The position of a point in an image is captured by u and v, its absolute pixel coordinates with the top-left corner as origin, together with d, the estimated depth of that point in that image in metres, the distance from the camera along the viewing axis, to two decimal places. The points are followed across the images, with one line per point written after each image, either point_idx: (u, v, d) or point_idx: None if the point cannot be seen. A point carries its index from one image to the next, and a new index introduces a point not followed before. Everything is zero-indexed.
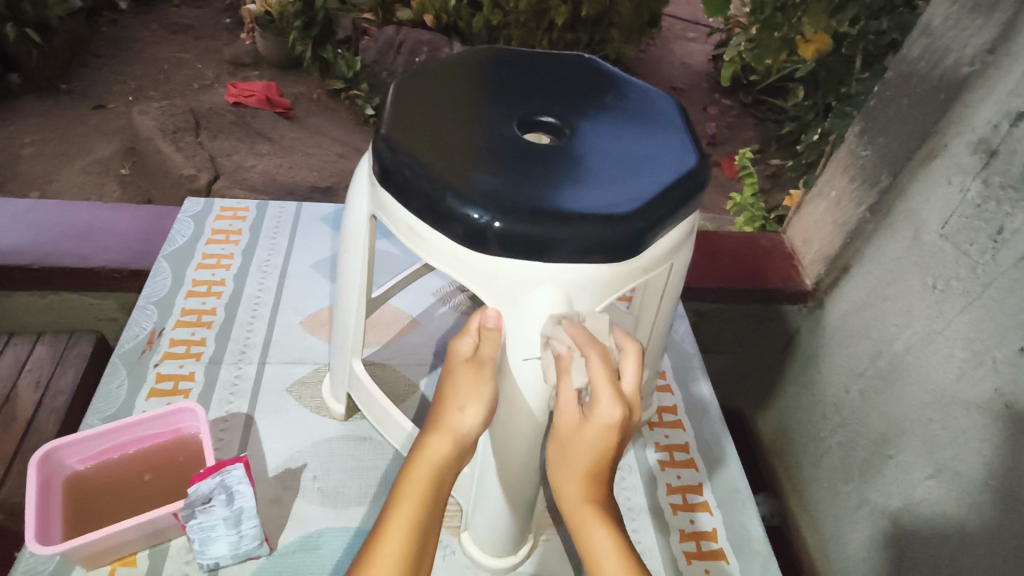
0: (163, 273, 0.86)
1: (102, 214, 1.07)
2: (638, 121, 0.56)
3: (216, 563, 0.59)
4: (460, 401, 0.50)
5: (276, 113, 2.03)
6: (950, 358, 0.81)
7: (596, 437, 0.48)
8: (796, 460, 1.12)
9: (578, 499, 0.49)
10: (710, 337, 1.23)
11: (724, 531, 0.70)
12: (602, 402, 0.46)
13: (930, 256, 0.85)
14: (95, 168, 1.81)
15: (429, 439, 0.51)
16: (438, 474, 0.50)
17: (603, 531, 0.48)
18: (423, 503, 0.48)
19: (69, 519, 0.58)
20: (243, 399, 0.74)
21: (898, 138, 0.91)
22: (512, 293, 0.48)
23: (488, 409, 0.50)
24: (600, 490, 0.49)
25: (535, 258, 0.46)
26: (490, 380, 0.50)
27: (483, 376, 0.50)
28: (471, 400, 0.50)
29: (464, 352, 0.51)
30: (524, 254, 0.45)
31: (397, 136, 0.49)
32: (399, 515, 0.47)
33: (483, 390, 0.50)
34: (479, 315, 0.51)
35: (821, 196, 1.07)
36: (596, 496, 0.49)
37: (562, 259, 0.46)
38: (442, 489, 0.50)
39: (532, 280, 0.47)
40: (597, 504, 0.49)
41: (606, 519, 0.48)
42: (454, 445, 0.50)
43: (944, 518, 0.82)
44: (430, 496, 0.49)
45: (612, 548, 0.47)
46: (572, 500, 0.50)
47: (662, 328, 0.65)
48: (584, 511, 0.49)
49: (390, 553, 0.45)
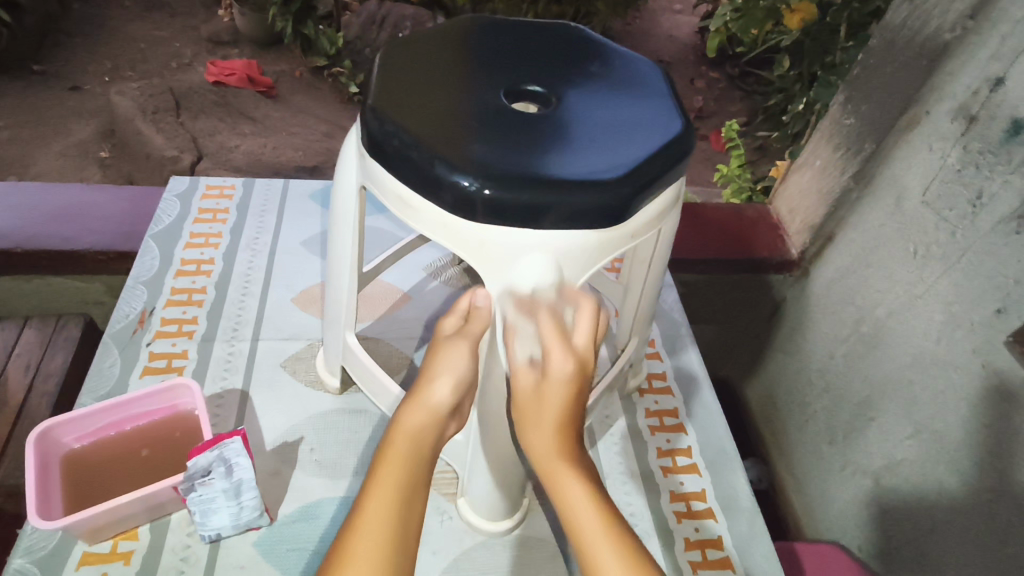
0: (151, 253, 0.86)
1: (85, 196, 1.06)
2: (624, 89, 0.56)
3: (218, 534, 0.60)
4: (438, 374, 0.52)
5: (257, 92, 2.00)
6: (930, 322, 0.83)
7: (556, 387, 0.48)
8: (782, 425, 1.15)
9: (548, 450, 0.47)
10: (699, 309, 1.25)
11: (712, 491, 0.72)
12: (554, 355, 0.48)
13: (912, 222, 0.86)
14: (73, 151, 1.78)
15: (404, 413, 0.51)
16: (419, 437, 0.50)
17: (579, 482, 0.45)
18: (409, 461, 0.48)
19: (68, 495, 0.59)
20: (237, 375, 0.74)
21: (881, 105, 0.91)
22: (502, 262, 0.48)
23: (460, 379, 0.52)
24: (572, 444, 0.48)
25: (524, 224, 0.46)
26: (467, 351, 0.52)
27: (457, 351, 0.52)
28: (447, 371, 0.52)
29: (449, 330, 0.54)
30: (513, 220, 0.46)
31: (384, 106, 0.49)
32: (384, 474, 0.46)
33: (459, 363, 0.52)
34: (469, 295, 0.54)
35: (806, 166, 1.08)
36: (569, 450, 0.47)
37: (550, 226, 0.46)
38: (425, 450, 0.49)
39: (522, 248, 0.47)
40: (570, 458, 0.47)
41: (582, 473, 0.46)
42: (430, 417, 0.51)
43: (923, 476, 0.85)
44: (416, 455, 0.48)
45: (588, 501, 0.44)
46: (544, 453, 0.47)
47: (651, 295, 0.67)
48: (556, 464, 0.47)
49: (382, 505, 0.44)
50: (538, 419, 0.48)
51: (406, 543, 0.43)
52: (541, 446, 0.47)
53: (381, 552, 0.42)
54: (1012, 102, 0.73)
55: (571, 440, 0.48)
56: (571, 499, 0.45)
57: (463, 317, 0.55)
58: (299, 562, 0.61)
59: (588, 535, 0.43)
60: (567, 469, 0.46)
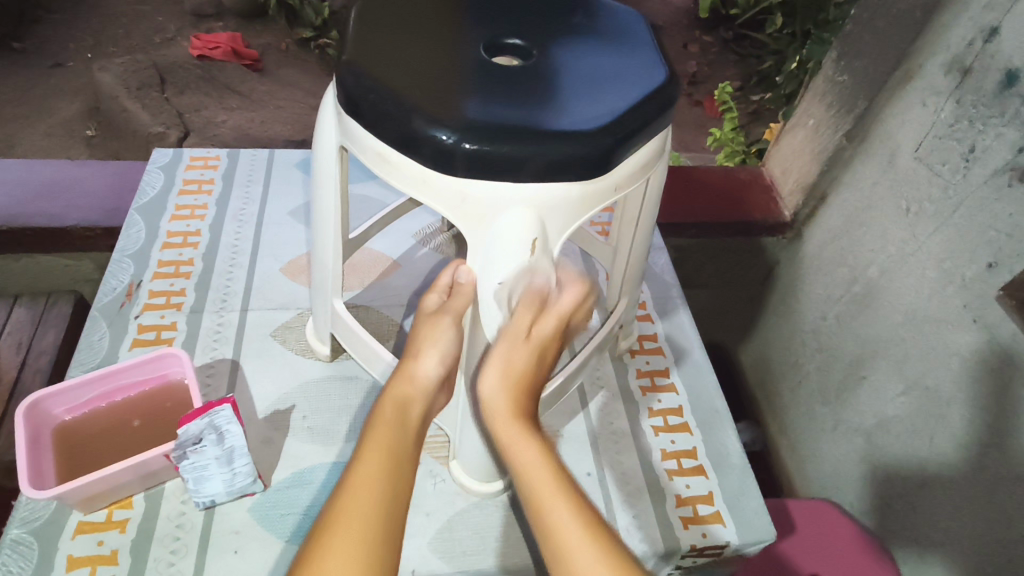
0: (137, 225, 0.85)
1: (70, 172, 1.05)
2: (608, 41, 0.55)
3: (212, 501, 0.61)
4: (422, 350, 0.53)
5: (244, 65, 1.97)
6: (922, 278, 0.83)
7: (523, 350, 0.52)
8: (775, 387, 1.16)
9: (505, 411, 0.49)
10: (692, 273, 1.25)
11: (703, 449, 0.72)
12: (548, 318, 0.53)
13: (905, 179, 0.86)
14: (58, 130, 1.75)
15: (392, 386, 0.52)
16: (405, 409, 0.50)
17: (529, 442, 0.48)
18: (396, 427, 0.48)
19: (61, 466, 0.59)
20: (227, 345, 0.74)
21: (873, 61, 0.90)
22: (483, 216, 0.47)
23: (445, 352, 0.53)
24: (525, 406, 0.50)
25: (503, 177, 0.45)
26: (450, 326, 0.53)
27: (443, 325, 0.53)
28: (431, 346, 0.53)
29: (431, 306, 0.55)
30: (492, 173, 0.45)
31: (361, 61, 0.48)
32: (372, 440, 0.47)
33: (443, 337, 0.53)
34: (451, 270, 0.55)
35: (798, 126, 1.07)
36: (520, 409, 0.50)
37: (531, 176, 0.45)
38: (411, 420, 0.50)
39: (502, 201, 0.46)
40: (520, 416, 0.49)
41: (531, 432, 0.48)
42: (416, 390, 0.52)
43: (913, 432, 0.86)
44: (402, 425, 0.49)
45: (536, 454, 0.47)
46: (498, 407, 0.50)
47: (641, 249, 0.66)
48: (510, 425, 0.49)
49: (372, 462, 0.45)
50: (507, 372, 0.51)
51: (394, 505, 0.43)
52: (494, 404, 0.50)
53: (371, 506, 0.42)
54: (1006, 52, 0.71)
55: (523, 397, 0.50)
56: (520, 455, 0.47)
57: (446, 294, 0.55)
58: (293, 527, 0.61)
59: (541, 489, 0.45)
60: (515, 429, 0.48)
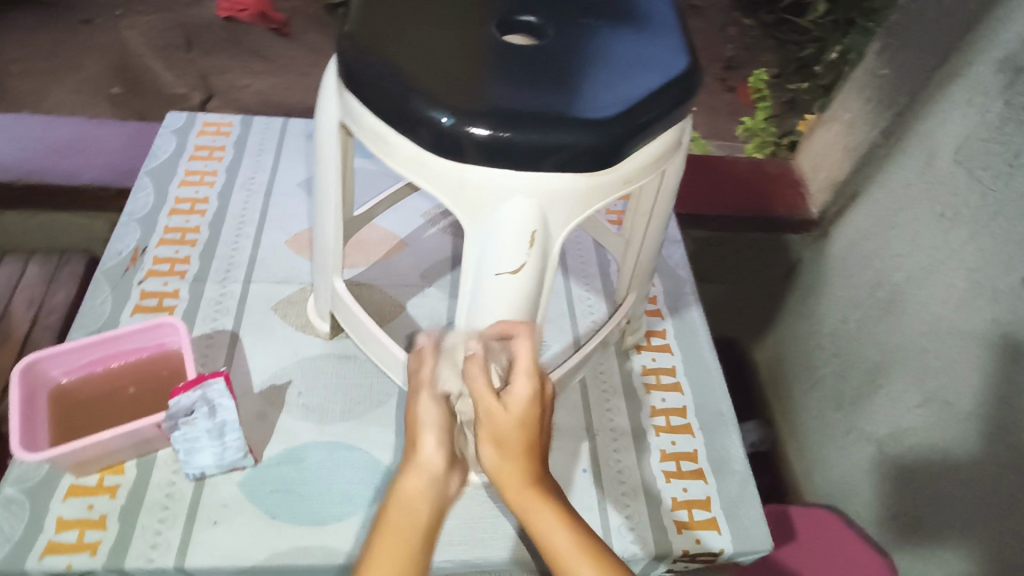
0: (146, 189, 0.84)
1: (89, 131, 1.04)
2: (627, 22, 0.52)
3: (202, 472, 0.61)
4: (419, 435, 0.48)
5: (270, 29, 1.94)
6: (951, 288, 0.79)
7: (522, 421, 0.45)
8: (788, 388, 1.13)
9: (522, 483, 0.44)
10: (710, 267, 1.21)
11: (704, 452, 0.70)
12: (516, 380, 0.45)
13: (942, 182, 0.81)
14: (86, 87, 1.68)
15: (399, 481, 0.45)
16: (412, 510, 0.43)
17: (551, 516, 0.43)
18: (404, 534, 0.42)
19: (56, 428, 0.59)
20: (227, 317, 0.73)
21: (919, 55, 0.85)
22: (482, 205, 0.45)
23: (439, 431, 0.48)
24: (539, 474, 0.45)
25: (503, 164, 0.43)
26: (432, 402, 0.49)
27: (424, 407, 0.49)
28: (425, 430, 0.48)
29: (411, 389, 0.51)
30: (491, 160, 0.42)
31: (362, 34, 0.45)
32: (380, 553, 0.41)
33: (430, 418, 0.48)
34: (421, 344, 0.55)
35: (833, 120, 1.03)
36: (534, 477, 0.45)
37: (530, 164, 0.43)
38: (422, 518, 0.43)
39: (503, 190, 0.44)
40: (536, 486, 0.44)
41: (552, 501, 0.44)
42: (423, 480, 0.45)
43: (929, 446, 0.82)
44: (410, 532, 0.42)
45: (559, 528, 0.42)
46: (513, 485, 0.45)
47: (654, 241, 0.63)
48: (529, 498, 0.44)
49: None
50: (512, 448, 0.45)
51: None
52: (507, 479, 0.45)
53: None
54: None
55: (537, 465, 0.45)
56: (545, 534, 0.42)
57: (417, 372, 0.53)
58: (281, 505, 0.61)
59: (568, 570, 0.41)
60: (535, 502, 0.44)
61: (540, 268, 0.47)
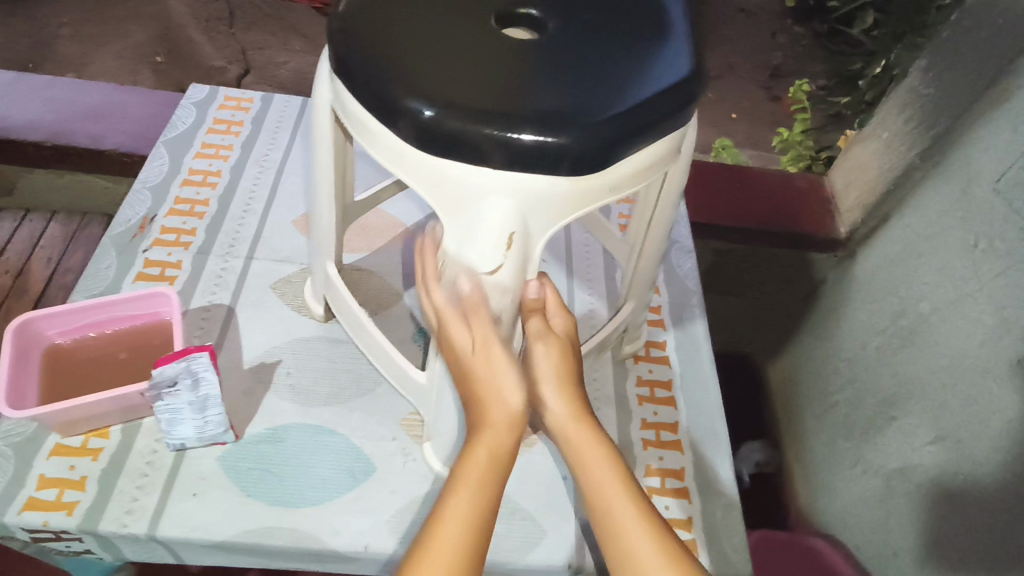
0: (161, 159, 0.85)
1: (118, 96, 1.06)
2: (634, 21, 0.49)
3: (183, 444, 0.61)
4: (494, 392, 0.45)
5: (312, 7, 1.95)
6: (977, 324, 0.75)
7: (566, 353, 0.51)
8: (799, 411, 1.10)
9: (565, 412, 0.48)
10: (728, 280, 1.18)
11: (692, 471, 0.68)
12: (554, 316, 0.52)
13: (978, 211, 0.77)
14: (129, 53, 1.71)
15: (479, 441, 0.43)
16: (492, 477, 0.42)
17: (594, 443, 0.47)
18: (482, 490, 0.41)
19: (46, 387, 0.60)
20: (226, 291, 0.74)
21: (968, 76, 0.80)
22: (459, 202, 0.44)
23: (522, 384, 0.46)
24: (580, 403, 0.49)
25: (482, 161, 0.41)
26: (499, 363, 0.46)
27: (496, 362, 0.46)
28: (502, 383, 0.45)
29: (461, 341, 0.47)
30: (470, 156, 0.41)
31: (354, 19, 0.45)
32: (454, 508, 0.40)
33: (506, 372, 0.46)
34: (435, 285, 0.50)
35: (871, 138, 1.00)
36: (576, 406, 0.49)
37: (509, 163, 0.41)
38: (500, 482, 0.43)
39: (481, 188, 0.43)
40: (578, 413, 0.48)
41: (594, 429, 0.48)
42: (512, 442, 0.44)
43: (937, 485, 0.79)
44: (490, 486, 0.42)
45: (601, 457, 0.46)
46: (557, 412, 0.48)
47: (653, 251, 0.61)
48: (572, 425, 0.48)
49: (460, 524, 0.40)
50: (561, 375, 0.49)
51: None
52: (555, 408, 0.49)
53: None
54: None
55: (576, 393, 0.50)
56: (587, 461, 0.46)
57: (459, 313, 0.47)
58: (257, 483, 0.61)
59: (608, 497, 0.44)
60: (577, 430, 0.48)
61: (518, 270, 0.45)
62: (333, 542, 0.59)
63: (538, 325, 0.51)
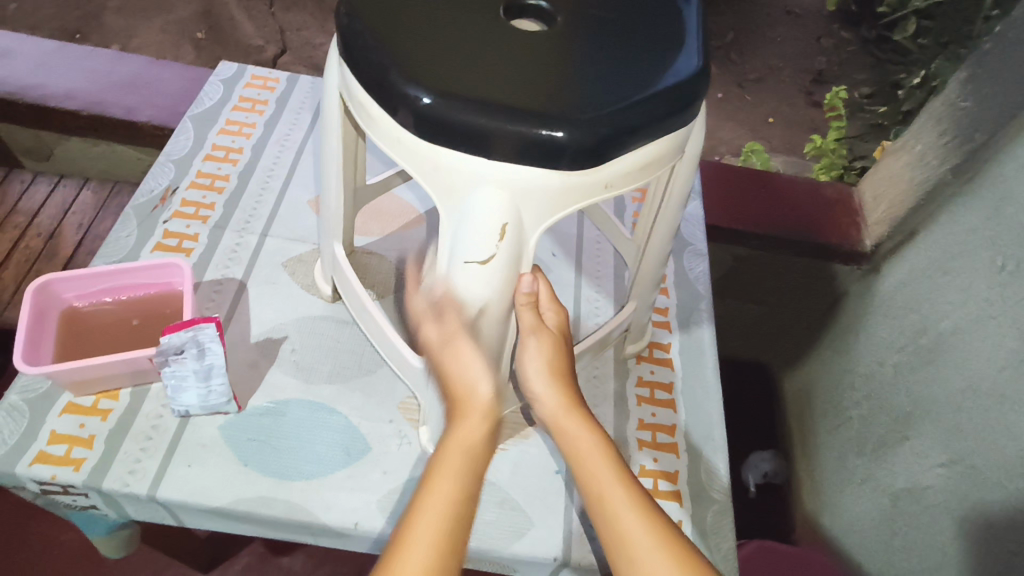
0: (186, 133, 0.87)
1: (153, 70, 1.09)
2: (645, 18, 0.49)
3: (187, 411, 0.63)
4: (470, 378, 0.50)
5: None
6: (998, 347, 0.72)
7: (559, 351, 0.52)
8: (812, 424, 1.08)
9: (557, 404, 0.50)
10: (746, 286, 1.16)
11: (686, 475, 0.68)
12: (546, 309, 0.53)
13: (1006, 231, 0.74)
14: (173, 28, 1.75)
15: (457, 426, 0.47)
16: (472, 452, 0.45)
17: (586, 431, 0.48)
18: (463, 466, 0.44)
19: (60, 347, 0.62)
20: (239, 267, 0.75)
21: (1008, 90, 0.77)
22: (452, 189, 0.44)
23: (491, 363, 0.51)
24: (573, 395, 0.51)
25: (476, 150, 0.42)
26: (471, 354, 0.50)
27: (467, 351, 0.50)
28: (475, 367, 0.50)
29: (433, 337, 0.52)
30: (464, 145, 0.41)
31: (362, 5, 0.45)
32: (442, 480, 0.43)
33: (476, 359, 0.50)
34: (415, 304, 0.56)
35: (904, 150, 0.97)
36: (569, 398, 0.50)
37: (502, 155, 0.41)
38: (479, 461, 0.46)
39: (473, 178, 0.43)
40: (570, 402, 0.50)
41: (586, 418, 0.49)
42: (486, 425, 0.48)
43: (946, 509, 0.77)
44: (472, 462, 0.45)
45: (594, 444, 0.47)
46: (549, 406, 0.50)
47: (658, 251, 0.61)
48: (565, 414, 0.49)
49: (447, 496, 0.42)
50: (554, 370, 0.51)
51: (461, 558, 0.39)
52: (548, 400, 0.50)
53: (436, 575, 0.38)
54: None
55: (569, 386, 0.51)
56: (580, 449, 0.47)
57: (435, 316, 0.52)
58: (255, 454, 0.63)
59: (599, 479, 0.45)
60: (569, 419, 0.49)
61: (510, 260, 0.46)
62: (324, 516, 0.60)
63: (533, 318, 0.50)
